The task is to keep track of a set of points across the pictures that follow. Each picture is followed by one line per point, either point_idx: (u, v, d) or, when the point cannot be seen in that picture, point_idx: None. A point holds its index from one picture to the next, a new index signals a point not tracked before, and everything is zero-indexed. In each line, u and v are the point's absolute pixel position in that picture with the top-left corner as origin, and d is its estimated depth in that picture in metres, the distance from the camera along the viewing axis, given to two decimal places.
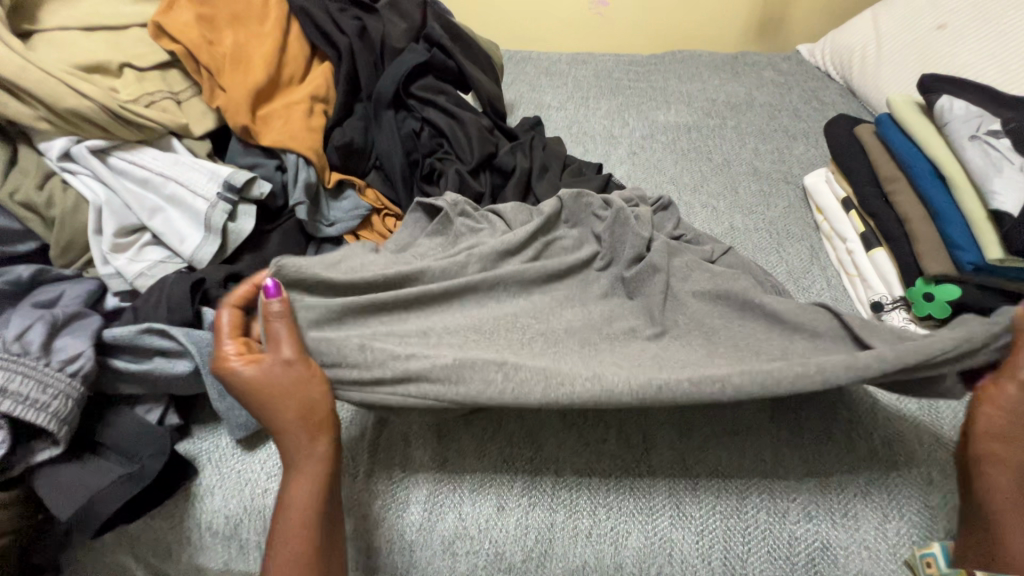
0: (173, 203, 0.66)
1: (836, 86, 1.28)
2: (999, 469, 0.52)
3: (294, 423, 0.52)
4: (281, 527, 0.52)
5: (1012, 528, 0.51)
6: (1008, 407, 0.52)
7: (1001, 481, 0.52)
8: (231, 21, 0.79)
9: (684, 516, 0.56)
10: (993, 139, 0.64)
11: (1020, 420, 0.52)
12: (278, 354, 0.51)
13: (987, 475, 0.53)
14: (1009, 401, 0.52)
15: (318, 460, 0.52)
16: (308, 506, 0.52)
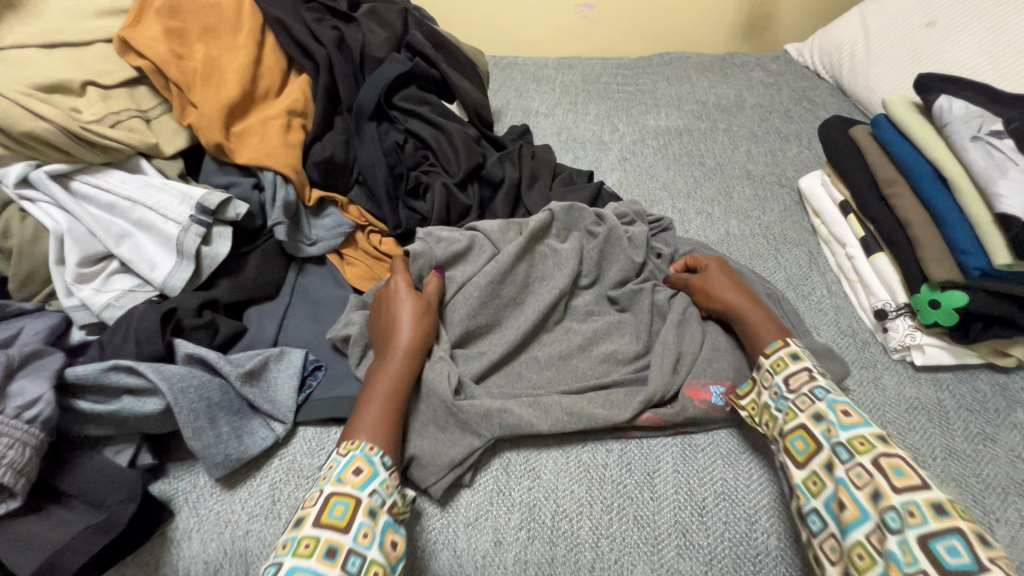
0: (142, 227, 0.63)
1: (827, 86, 1.27)
2: (740, 302, 0.66)
3: (407, 340, 0.60)
4: (360, 415, 0.55)
5: (765, 315, 0.64)
6: (718, 269, 0.70)
7: (731, 293, 0.67)
8: (202, 34, 0.75)
9: (691, 545, 0.53)
10: (996, 139, 0.62)
11: (729, 277, 0.69)
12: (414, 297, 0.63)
13: (749, 315, 0.65)
14: (717, 271, 0.70)
15: (407, 371, 0.59)
16: (391, 391, 0.56)
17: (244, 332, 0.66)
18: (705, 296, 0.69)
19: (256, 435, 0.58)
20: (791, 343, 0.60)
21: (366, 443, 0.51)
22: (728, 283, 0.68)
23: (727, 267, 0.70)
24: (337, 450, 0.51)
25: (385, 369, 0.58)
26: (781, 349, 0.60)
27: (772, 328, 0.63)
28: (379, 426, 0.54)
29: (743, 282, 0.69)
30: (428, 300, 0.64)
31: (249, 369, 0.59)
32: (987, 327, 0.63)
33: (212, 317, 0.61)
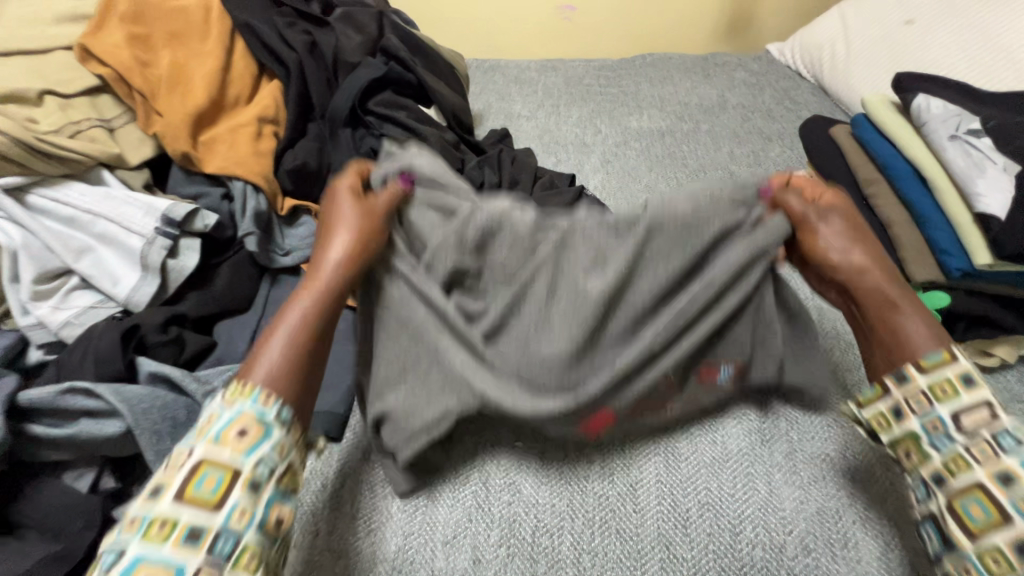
0: (104, 241, 0.61)
1: (808, 85, 1.27)
2: (869, 287, 0.52)
3: (347, 257, 0.53)
4: (260, 351, 0.47)
5: (910, 316, 0.49)
6: (837, 234, 0.55)
7: (871, 273, 0.52)
8: (168, 40, 0.73)
9: (675, 558, 0.52)
10: (974, 138, 0.61)
11: (873, 260, 0.53)
12: (354, 203, 0.56)
13: (876, 309, 0.51)
14: (823, 223, 0.55)
15: (333, 292, 0.51)
16: (304, 330, 0.49)
17: (213, 347, 0.62)
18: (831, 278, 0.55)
19: None
20: (958, 351, 0.46)
21: (259, 390, 0.44)
22: (828, 239, 0.55)
23: (852, 222, 0.56)
24: (224, 397, 0.44)
25: (304, 296, 0.50)
26: (947, 366, 0.46)
27: (923, 322, 0.49)
28: (292, 343, 0.47)
29: (879, 256, 0.54)
30: (364, 246, 0.54)
31: (216, 388, 0.56)
32: (973, 328, 0.62)
33: (179, 333, 0.59)
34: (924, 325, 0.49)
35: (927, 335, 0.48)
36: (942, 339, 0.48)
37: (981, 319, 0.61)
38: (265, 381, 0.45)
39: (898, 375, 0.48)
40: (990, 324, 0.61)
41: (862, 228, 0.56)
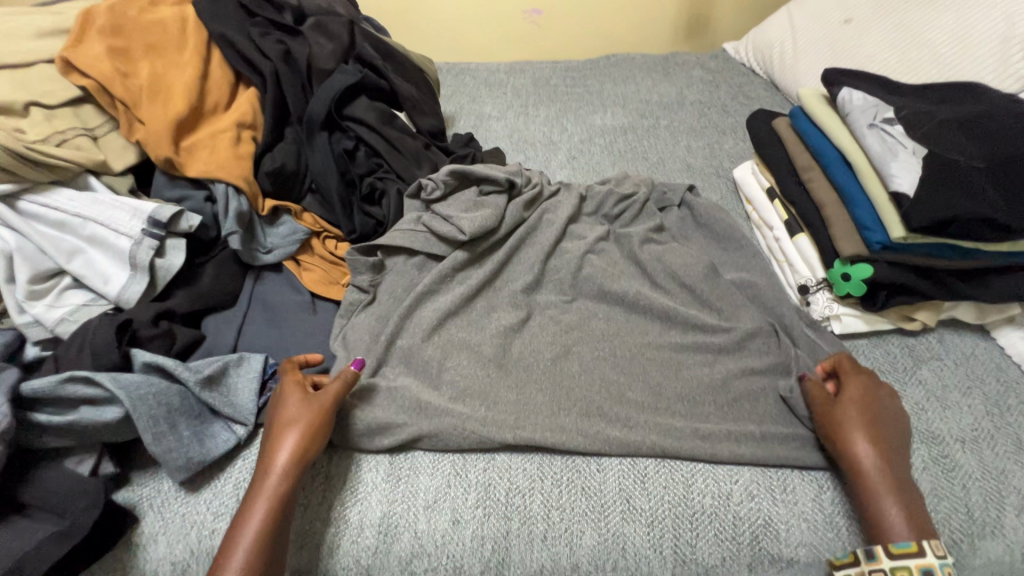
0: (94, 243, 0.64)
1: (761, 81, 1.35)
2: (870, 478, 0.54)
3: (289, 458, 0.55)
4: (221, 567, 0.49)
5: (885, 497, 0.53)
6: (864, 439, 0.56)
7: (860, 455, 0.55)
8: (146, 52, 0.77)
9: (634, 510, 0.58)
10: (888, 126, 0.69)
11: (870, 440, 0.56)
12: (304, 404, 0.58)
13: (875, 487, 0.53)
14: (853, 425, 0.57)
15: (286, 495, 0.53)
16: (262, 540, 0.50)
17: (202, 339, 0.67)
18: (835, 426, 0.58)
19: (218, 438, 0.60)
20: (925, 544, 0.49)
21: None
22: (853, 423, 0.57)
23: (868, 422, 0.57)
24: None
25: (265, 496, 0.53)
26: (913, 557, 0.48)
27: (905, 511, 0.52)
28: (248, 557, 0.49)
29: (897, 450, 0.56)
30: (313, 439, 0.56)
31: (208, 374, 0.60)
32: (895, 295, 0.69)
33: (169, 327, 0.63)
34: (906, 513, 0.52)
35: (904, 522, 0.51)
36: (924, 532, 0.51)
37: (900, 287, 0.69)
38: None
39: (866, 551, 0.50)
40: (908, 291, 0.69)
41: (874, 427, 0.57)
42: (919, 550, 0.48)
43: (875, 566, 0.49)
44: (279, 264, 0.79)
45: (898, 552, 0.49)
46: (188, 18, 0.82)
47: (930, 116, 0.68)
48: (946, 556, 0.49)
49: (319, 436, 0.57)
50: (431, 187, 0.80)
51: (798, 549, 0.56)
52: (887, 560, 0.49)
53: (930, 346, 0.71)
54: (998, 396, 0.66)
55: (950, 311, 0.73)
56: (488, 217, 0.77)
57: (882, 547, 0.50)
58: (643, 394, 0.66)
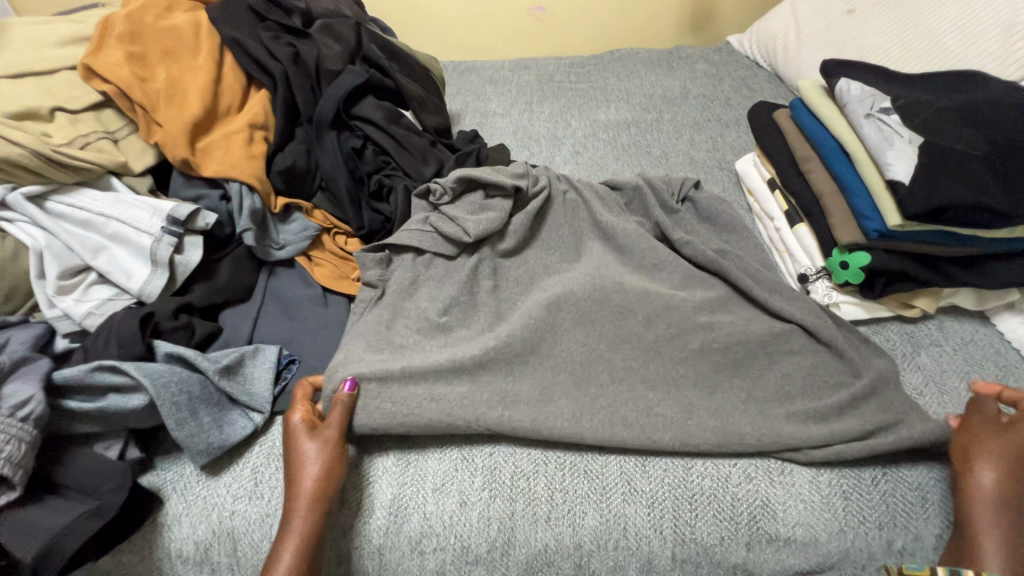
0: (117, 241, 0.68)
1: (765, 73, 1.35)
2: (982, 526, 0.53)
3: (307, 498, 0.55)
4: None
5: (992, 534, 0.52)
6: (989, 475, 0.54)
7: (984, 502, 0.54)
8: (162, 57, 0.80)
9: (635, 491, 0.60)
10: (885, 115, 0.70)
11: (1010, 476, 0.54)
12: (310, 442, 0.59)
13: (986, 531, 0.52)
14: (983, 455, 0.56)
15: (312, 534, 0.55)
16: None
17: (219, 332, 0.71)
18: (963, 456, 0.57)
19: (236, 424, 0.63)
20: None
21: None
22: (1016, 460, 0.55)
23: (1013, 465, 0.55)
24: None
25: (290, 535, 0.54)
26: None
27: (1009, 550, 0.51)
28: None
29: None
30: (331, 480, 0.57)
31: (226, 364, 0.63)
32: (893, 282, 0.71)
33: (188, 320, 0.66)
34: (1010, 558, 0.51)
35: (1008, 566, 0.50)
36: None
37: (897, 274, 0.70)
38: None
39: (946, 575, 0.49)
40: (906, 278, 0.70)
41: (1017, 469, 0.55)
42: None
43: None
44: (291, 259, 0.82)
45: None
46: (201, 24, 0.85)
47: (927, 106, 0.69)
48: None
49: (331, 471, 0.58)
50: (439, 193, 0.82)
51: (795, 529, 0.57)
52: None
53: (929, 332, 0.72)
54: (996, 380, 0.67)
55: (950, 298, 0.73)
56: (493, 222, 0.79)
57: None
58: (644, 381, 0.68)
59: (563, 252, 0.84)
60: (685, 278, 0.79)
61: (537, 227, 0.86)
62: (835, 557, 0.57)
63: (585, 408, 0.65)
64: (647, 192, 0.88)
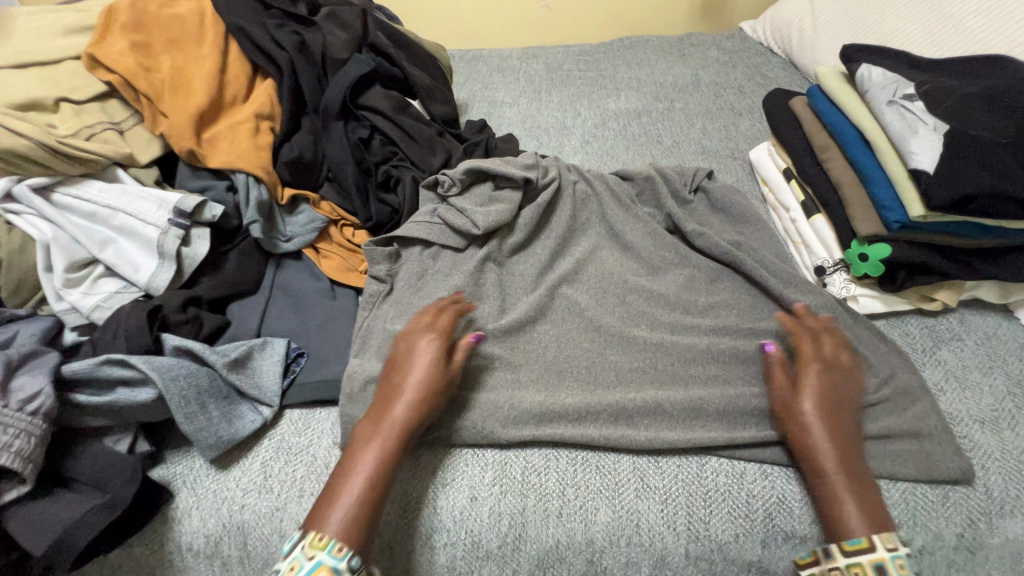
0: (124, 233, 0.67)
1: (779, 60, 1.32)
2: (831, 479, 0.54)
3: (389, 421, 0.56)
4: (333, 508, 0.51)
5: (846, 491, 0.53)
6: (816, 428, 0.56)
7: (825, 456, 0.55)
8: (167, 46, 0.78)
9: (647, 487, 0.59)
10: (909, 102, 0.68)
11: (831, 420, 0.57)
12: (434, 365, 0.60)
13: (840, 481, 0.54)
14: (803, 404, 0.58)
15: (397, 449, 0.55)
16: (372, 490, 0.52)
17: (228, 325, 0.70)
18: (787, 418, 0.59)
19: (245, 419, 0.62)
20: (876, 538, 0.50)
21: (334, 542, 0.49)
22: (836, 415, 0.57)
23: (829, 411, 0.57)
24: (304, 545, 0.49)
25: (373, 445, 0.55)
26: (864, 553, 0.49)
27: (860, 504, 0.52)
28: (353, 507, 0.51)
29: (856, 447, 0.56)
30: (435, 404, 0.59)
31: (234, 358, 0.63)
32: (914, 275, 0.69)
33: (196, 313, 0.66)
34: (864, 505, 0.52)
35: (863, 514, 0.52)
36: (879, 523, 0.51)
37: (919, 266, 0.68)
38: (339, 533, 0.49)
39: (824, 550, 0.52)
40: (927, 270, 0.68)
41: (835, 412, 0.58)
42: (870, 546, 0.50)
43: (832, 564, 0.51)
44: (299, 252, 0.81)
45: (852, 548, 0.50)
46: (206, 12, 0.84)
47: (953, 91, 0.66)
48: (898, 549, 0.49)
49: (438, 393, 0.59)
50: (448, 184, 0.80)
51: (812, 526, 0.56)
52: (842, 558, 0.50)
53: (950, 327, 0.71)
54: (1020, 375, 0.65)
55: (972, 290, 0.71)
56: (502, 215, 0.78)
57: (839, 545, 0.51)
58: (656, 377, 0.67)
59: (572, 245, 0.83)
60: (696, 273, 0.79)
61: (547, 218, 0.84)
62: None
63: (594, 403, 0.64)
64: (658, 183, 0.86)
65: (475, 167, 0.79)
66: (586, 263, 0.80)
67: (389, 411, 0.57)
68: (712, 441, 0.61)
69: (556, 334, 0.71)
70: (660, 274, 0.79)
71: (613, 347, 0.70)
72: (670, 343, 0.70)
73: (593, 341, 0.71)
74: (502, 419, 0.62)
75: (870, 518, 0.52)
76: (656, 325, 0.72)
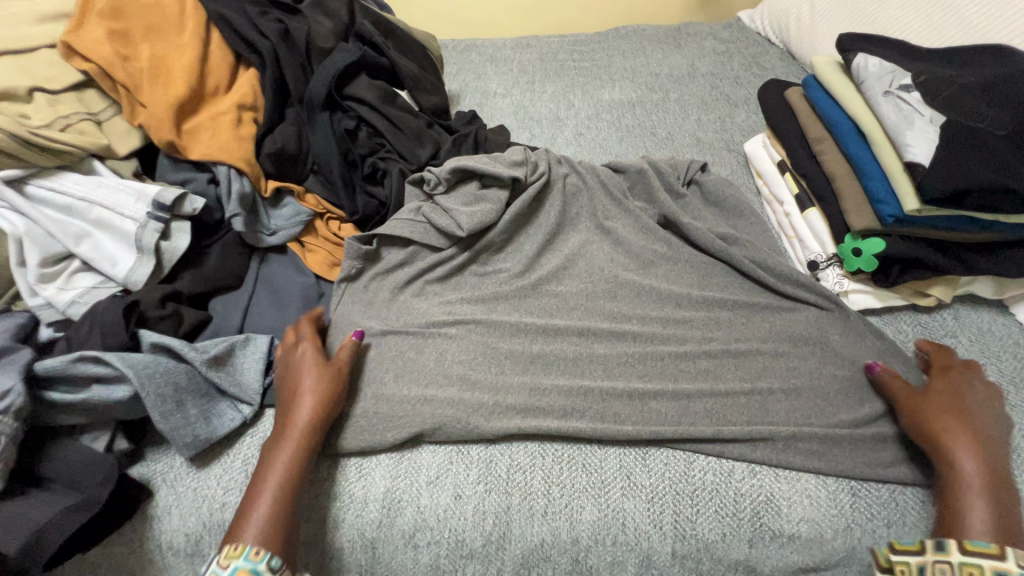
0: (100, 227, 0.65)
1: (777, 50, 1.29)
2: (966, 484, 0.51)
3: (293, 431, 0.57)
4: (246, 515, 0.52)
5: (976, 494, 0.50)
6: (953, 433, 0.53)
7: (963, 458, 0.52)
8: (146, 34, 0.76)
9: (634, 486, 0.58)
10: (905, 93, 0.66)
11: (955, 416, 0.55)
12: (323, 370, 0.61)
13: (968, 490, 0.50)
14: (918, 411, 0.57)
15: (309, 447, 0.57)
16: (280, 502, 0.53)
17: (209, 320, 0.69)
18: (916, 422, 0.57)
19: (224, 417, 0.62)
20: (1007, 549, 0.46)
21: (251, 547, 0.49)
22: (943, 419, 0.55)
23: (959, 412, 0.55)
24: (219, 558, 0.49)
25: (285, 450, 0.56)
26: (989, 557, 0.46)
27: (994, 510, 0.49)
28: (274, 513, 0.52)
29: (993, 450, 0.53)
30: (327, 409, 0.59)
31: (214, 354, 0.62)
32: (908, 270, 0.67)
33: (176, 308, 0.65)
34: (996, 515, 0.49)
35: (993, 522, 0.48)
36: (1010, 536, 0.48)
37: (913, 261, 0.67)
38: (256, 538, 0.50)
39: (936, 541, 0.49)
40: (921, 266, 0.67)
41: (969, 410, 0.55)
42: (999, 553, 0.46)
43: (941, 557, 0.48)
44: (283, 245, 0.80)
45: (974, 550, 0.47)
46: None
47: (949, 82, 0.65)
48: None
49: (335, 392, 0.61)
50: (433, 182, 0.78)
51: (800, 525, 0.56)
52: (958, 554, 0.47)
53: (944, 323, 0.69)
54: (1014, 372, 0.64)
55: (967, 286, 0.70)
56: (487, 215, 0.76)
57: (957, 542, 0.48)
58: (645, 374, 0.66)
59: (561, 241, 0.82)
60: (687, 267, 0.78)
61: (536, 213, 0.83)
62: (841, 554, 0.55)
63: (580, 400, 0.63)
64: (651, 176, 0.84)
65: (461, 167, 0.77)
66: (575, 258, 0.79)
67: (285, 433, 0.57)
68: (698, 438, 0.60)
69: (544, 330, 0.70)
70: (651, 269, 0.78)
71: (600, 343, 0.69)
72: (659, 339, 0.69)
73: (580, 338, 0.69)
74: (490, 417, 0.62)
75: (1002, 528, 0.48)
76: (646, 321, 0.71)
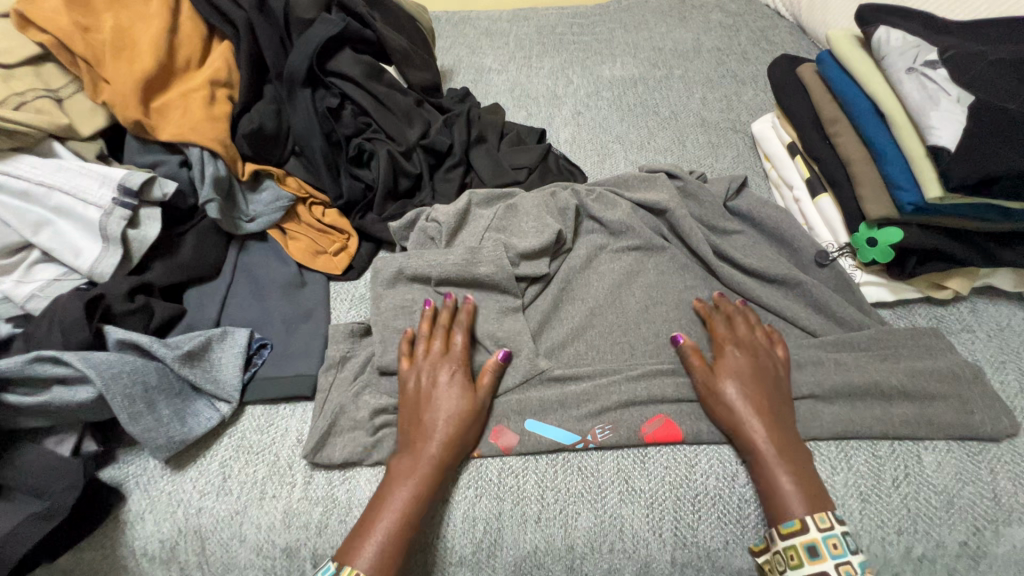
0: (61, 214, 0.61)
1: (787, 25, 1.22)
2: (762, 453, 0.53)
3: (418, 474, 0.53)
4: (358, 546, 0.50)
5: (769, 471, 0.52)
6: (735, 389, 0.57)
7: (752, 436, 0.54)
8: (109, 2, 0.70)
9: (633, 491, 0.55)
10: (930, 69, 0.61)
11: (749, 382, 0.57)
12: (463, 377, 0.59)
13: (761, 471, 0.53)
14: (726, 381, 0.57)
15: (432, 478, 0.53)
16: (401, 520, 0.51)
17: (183, 314, 0.65)
18: (715, 409, 0.57)
19: (200, 416, 0.58)
20: (807, 518, 0.50)
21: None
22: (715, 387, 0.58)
23: (745, 386, 0.57)
24: None
25: (404, 485, 0.52)
26: (796, 534, 0.49)
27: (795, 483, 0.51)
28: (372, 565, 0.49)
29: (776, 416, 0.56)
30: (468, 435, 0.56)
31: (187, 350, 0.58)
32: (925, 261, 0.64)
33: (146, 302, 0.61)
34: (797, 485, 0.51)
35: (796, 493, 0.51)
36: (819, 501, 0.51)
37: (932, 253, 0.63)
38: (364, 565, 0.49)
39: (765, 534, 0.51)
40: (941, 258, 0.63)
41: (759, 398, 0.56)
42: (802, 526, 0.49)
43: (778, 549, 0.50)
44: (264, 233, 0.75)
45: (785, 533, 0.50)
46: None
47: (980, 58, 0.60)
48: (831, 528, 0.49)
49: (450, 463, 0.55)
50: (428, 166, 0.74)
51: None
52: (778, 542, 0.50)
53: (962, 317, 0.66)
54: None
55: (987, 277, 0.66)
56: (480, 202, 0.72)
57: (774, 528, 0.50)
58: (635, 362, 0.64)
59: None
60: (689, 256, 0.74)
61: None
62: None
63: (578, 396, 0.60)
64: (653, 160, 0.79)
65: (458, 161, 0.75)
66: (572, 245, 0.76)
67: (400, 484, 0.52)
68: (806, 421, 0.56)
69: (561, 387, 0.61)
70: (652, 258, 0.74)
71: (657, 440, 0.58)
72: None
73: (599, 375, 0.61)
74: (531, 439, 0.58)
75: (807, 500, 0.51)
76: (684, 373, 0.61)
